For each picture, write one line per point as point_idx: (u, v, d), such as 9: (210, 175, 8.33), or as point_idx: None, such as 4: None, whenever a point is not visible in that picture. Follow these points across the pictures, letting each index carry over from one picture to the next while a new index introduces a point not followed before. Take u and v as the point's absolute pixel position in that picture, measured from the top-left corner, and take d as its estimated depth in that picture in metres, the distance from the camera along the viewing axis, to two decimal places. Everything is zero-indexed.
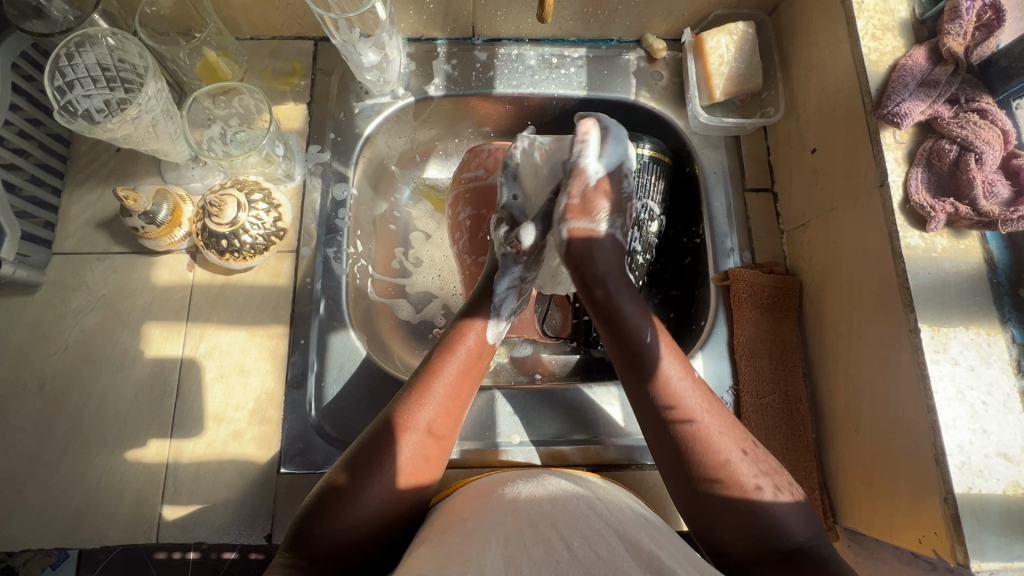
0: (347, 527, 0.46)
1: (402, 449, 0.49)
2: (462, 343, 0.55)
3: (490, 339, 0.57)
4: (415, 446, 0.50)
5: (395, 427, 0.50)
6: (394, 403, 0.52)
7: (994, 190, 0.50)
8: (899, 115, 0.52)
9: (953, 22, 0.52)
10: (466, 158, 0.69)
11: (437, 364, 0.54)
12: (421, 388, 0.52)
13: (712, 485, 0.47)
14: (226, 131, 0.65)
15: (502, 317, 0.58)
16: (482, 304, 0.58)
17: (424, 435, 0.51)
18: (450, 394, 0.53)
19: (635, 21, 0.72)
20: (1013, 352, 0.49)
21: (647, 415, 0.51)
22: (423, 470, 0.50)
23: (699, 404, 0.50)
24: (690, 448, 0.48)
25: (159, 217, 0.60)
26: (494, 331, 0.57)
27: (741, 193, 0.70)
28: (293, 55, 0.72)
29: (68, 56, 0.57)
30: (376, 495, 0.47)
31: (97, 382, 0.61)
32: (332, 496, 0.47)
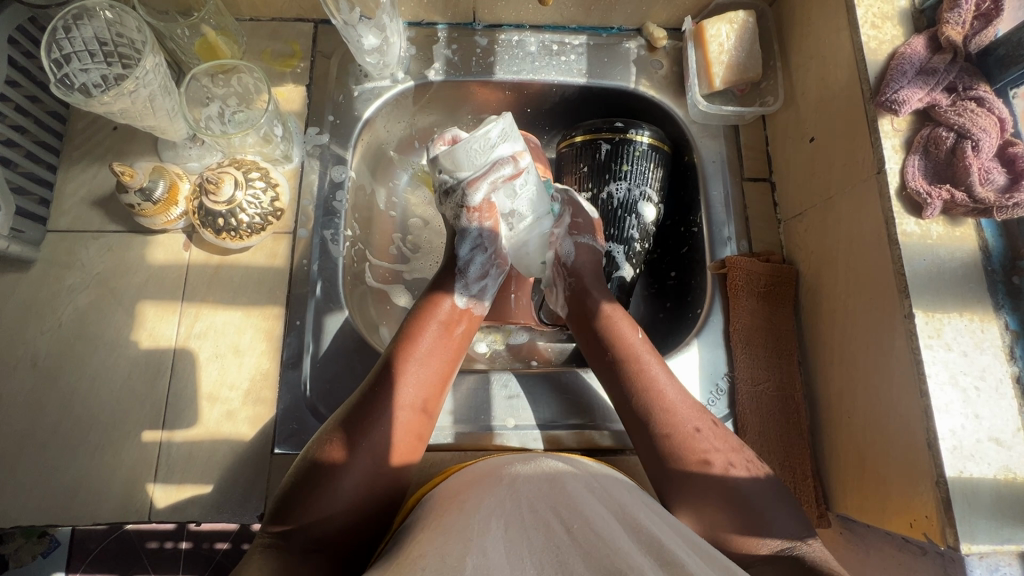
0: (338, 501, 0.46)
1: (391, 416, 0.51)
2: (437, 315, 0.57)
3: (456, 305, 0.59)
4: (403, 411, 0.51)
5: (379, 398, 0.51)
6: (379, 370, 0.53)
7: (990, 177, 0.50)
8: (897, 102, 0.52)
9: (952, 11, 0.53)
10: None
11: (427, 331, 0.56)
12: (406, 354, 0.54)
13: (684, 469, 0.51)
14: (224, 110, 0.65)
15: (470, 280, 0.60)
16: (450, 270, 0.60)
17: (415, 400, 0.52)
18: (432, 359, 0.55)
19: (635, 9, 0.72)
20: (1006, 339, 0.49)
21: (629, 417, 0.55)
22: (410, 439, 0.51)
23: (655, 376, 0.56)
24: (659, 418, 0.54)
25: (155, 195, 0.59)
26: (462, 296, 0.59)
27: (739, 183, 0.70)
28: (293, 37, 0.72)
29: (65, 28, 0.56)
30: (364, 466, 0.48)
31: (91, 361, 0.61)
32: (328, 470, 0.47)
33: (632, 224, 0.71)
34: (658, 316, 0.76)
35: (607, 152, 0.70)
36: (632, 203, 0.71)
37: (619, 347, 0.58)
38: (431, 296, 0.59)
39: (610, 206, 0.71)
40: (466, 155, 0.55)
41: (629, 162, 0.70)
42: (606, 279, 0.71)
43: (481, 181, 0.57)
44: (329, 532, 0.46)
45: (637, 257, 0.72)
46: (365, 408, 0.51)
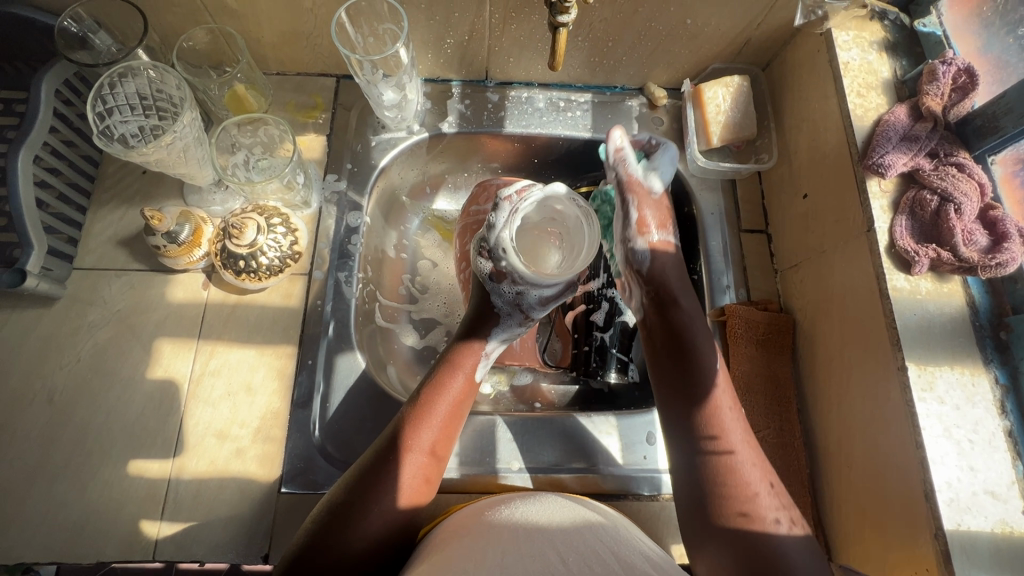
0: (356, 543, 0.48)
1: (400, 470, 0.51)
2: (463, 365, 0.59)
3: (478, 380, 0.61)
4: (411, 465, 0.52)
5: (397, 444, 0.52)
6: (400, 418, 0.55)
7: (973, 239, 0.53)
8: (884, 166, 0.56)
9: (931, 84, 0.57)
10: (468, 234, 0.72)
11: (442, 390, 0.57)
12: (429, 403, 0.55)
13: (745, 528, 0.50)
14: (249, 158, 0.69)
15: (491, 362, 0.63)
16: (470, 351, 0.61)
17: (427, 450, 0.53)
18: (443, 419, 0.55)
19: (638, 71, 0.76)
20: (996, 392, 0.51)
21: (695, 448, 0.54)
22: (418, 489, 0.52)
23: (738, 436, 0.54)
24: (729, 469, 0.52)
25: (180, 238, 0.62)
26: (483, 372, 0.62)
27: (737, 234, 0.74)
28: (316, 91, 0.77)
29: (110, 85, 0.60)
30: (384, 509, 0.49)
31: (107, 396, 0.62)
32: (336, 518, 0.48)
33: None
34: None
35: None
36: None
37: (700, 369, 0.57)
38: (445, 353, 0.61)
39: None
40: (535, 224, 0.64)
41: None
42: (609, 324, 0.73)
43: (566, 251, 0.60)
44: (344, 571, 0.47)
45: None
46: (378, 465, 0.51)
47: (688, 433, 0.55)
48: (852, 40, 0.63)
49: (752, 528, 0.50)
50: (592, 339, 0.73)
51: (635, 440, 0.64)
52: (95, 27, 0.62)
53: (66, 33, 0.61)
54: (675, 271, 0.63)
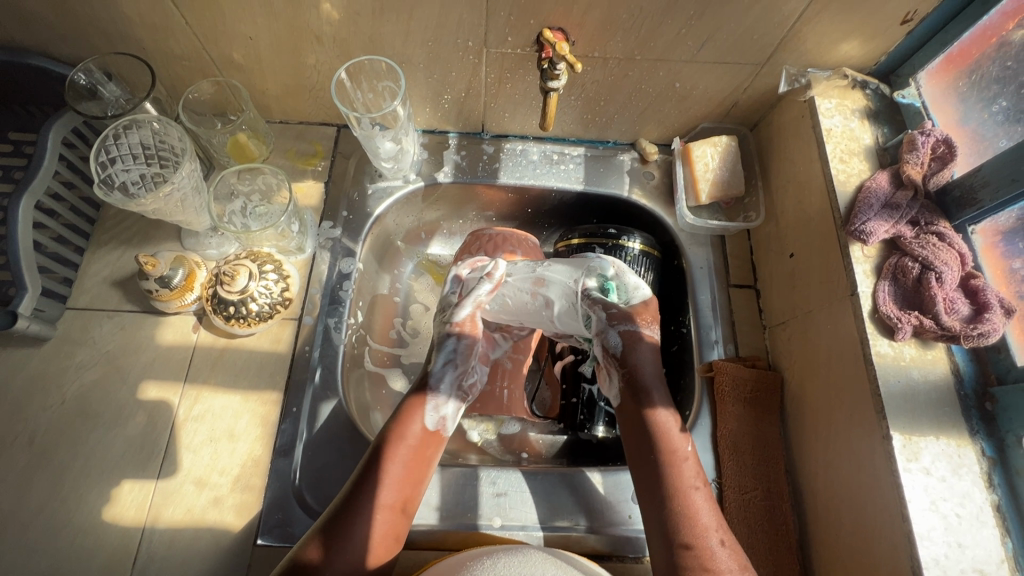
0: None
1: (367, 520, 0.51)
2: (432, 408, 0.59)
3: (427, 426, 0.58)
4: (383, 523, 0.52)
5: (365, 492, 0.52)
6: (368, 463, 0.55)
7: (955, 307, 0.53)
8: (866, 232, 0.57)
9: (912, 153, 0.59)
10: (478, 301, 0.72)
11: (410, 436, 0.56)
12: (397, 449, 0.55)
13: None
14: (247, 206, 0.71)
15: (440, 402, 0.60)
16: (420, 396, 0.60)
17: (395, 500, 0.53)
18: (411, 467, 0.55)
19: (629, 128, 0.78)
20: (983, 464, 0.51)
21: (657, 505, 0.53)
22: (385, 542, 0.51)
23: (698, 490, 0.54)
24: (682, 526, 0.51)
25: (173, 282, 0.63)
26: (431, 417, 0.58)
27: (725, 288, 0.74)
28: (317, 139, 0.79)
29: (115, 136, 0.63)
30: (347, 562, 0.49)
31: (89, 439, 0.62)
32: (298, 571, 0.47)
33: None
34: None
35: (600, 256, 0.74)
36: None
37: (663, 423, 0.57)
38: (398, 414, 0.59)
39: None
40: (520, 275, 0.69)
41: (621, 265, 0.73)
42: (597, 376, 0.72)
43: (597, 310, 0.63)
44: None
45: None
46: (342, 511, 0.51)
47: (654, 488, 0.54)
48: (834, 107, 0.66)
49: None
50: (581, 391, 0.72)
51: (621, 498, 0.63)
52: (104, 78, 0.65)
53: (76, 84, 0.64)
54: (649, 357, 0.61)
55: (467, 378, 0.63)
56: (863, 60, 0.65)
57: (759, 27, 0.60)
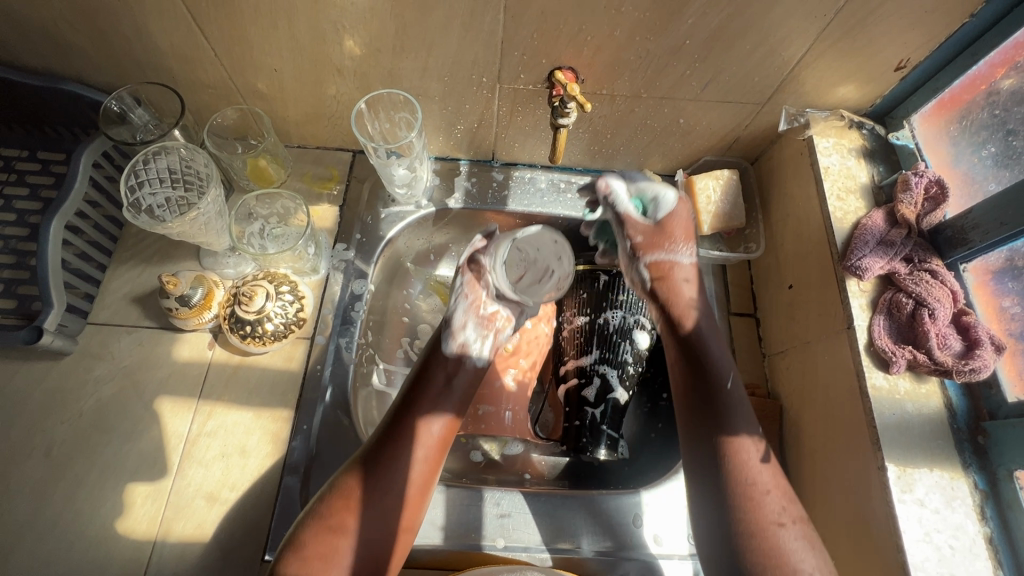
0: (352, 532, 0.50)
1: (401, 456, 0.54)
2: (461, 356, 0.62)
3: (448, 352, 0.62)
4: (415, 460, 0.55)
5: (399, 433, 0.55)
6: (397, 408, 0.58)
7: (947, 343, 0.55)
8: (861, 268, 0.59)
9: (905, 193, 0.61)
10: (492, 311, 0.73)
11: (435, 381, 0.60)
12: (425, 394, 0.58)
13: (754, 530, 0.48)
14: (265, 228, 0.73)
15: (456, 329, 0.63)
16: (441, 327, 0.65)
17: (429, 441, 0.56)
18: (408, 476, 0.54)
19: (635, 159, 0.81)
20: (975, 497, 0.52)
21: (705, 440, 0.54)
22: (418, 480, 0.54)
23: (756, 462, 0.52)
24: (729, 461, 0.52)
25: (192, 301, 0.65)
26: (452, 342, 0.63)
27: (726, 316, 0.76)
28: (333, 164, 0.82)
29: (144, 161, 0.65)
30: (381, 497, 0.52)
31: (103, 453, 0.64)
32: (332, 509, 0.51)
33: (626, 348, 0.75)
34: (650, 437, 0.78)
35: (604, 283, 0.77)
36: (627, 329, 0.75)
37: (714, 363, 0.57)
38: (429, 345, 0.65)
39: (606, 331, 0.75)
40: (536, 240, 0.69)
41: (624, 292, 0.76)
42: (600, 400, 0.73)
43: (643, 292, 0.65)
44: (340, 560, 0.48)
45: (630, 380, 0.75)
46: (338, 525, 0.50)
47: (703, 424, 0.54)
48: (832, 146, 0.68)
49: (755, 530, 0.48)
50: (584, 414, 0.74)
51: (621, 522, 0.64)
52: (134, 104, 0.68)
53: (108, 110, 0.67)
54: (686, 288, 0.62)
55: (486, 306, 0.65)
56: (859, 102, 0.68)
57: (760, 70, 0.63)
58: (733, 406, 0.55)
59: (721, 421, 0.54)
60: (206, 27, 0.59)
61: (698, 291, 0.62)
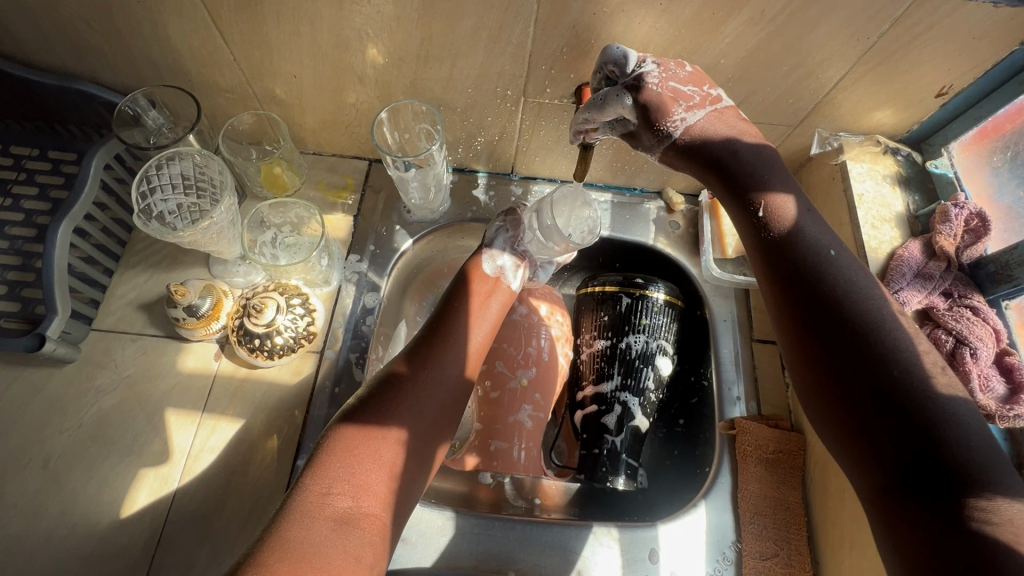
0: (388, 450, 0.52)
1: (429, 381, 0.57)
2: (489, 283, 0.65)
3: (486, 272, 0.65)
4: (445, 387, 0.57)
5: (426, 360, 0.58)
6: (422, 336, 0.61)
7: (990, 385, 0.52)
8: (898, 302, 0.57)
9: (944, 224, 0.59)
10: (504, 335, 0.72)
11: (461, 310, 0.62)
12: (453, 320, 0.61)
13: (905, 410, 0.40)
14: (278, 236, 0.71)
15: (495, 252, 0.66)
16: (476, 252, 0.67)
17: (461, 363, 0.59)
18: (442, 400, 0.57)
19: (658, 178, 0.79)
20: None
21: (816, 322, 0.45)
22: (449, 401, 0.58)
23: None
24: (848, 339, 0.44)
25: (200, 311, 0.64)
26: (490, 264, 0.66)
27: (749, 343, 0.74)
28: (349, 172, 0.80)
29: (157, 167, 0.64)
30: (412, 418, 0.54)
31: (102, 466, 0.61)
32: (357, 434, 0.52)
33: (648, 374, 0.73)
34: (664, 464, 0.76)
35: (626, 306, 0.73)
36: (650, 355, 0.73)
37: (807, 239, 0.49)
38: (464, 266, 0.67)
39: (628, 356, 0.72)
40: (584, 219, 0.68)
41: (647, 316, 0.73)
42: (620, 428, 0.71)
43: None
44: (374, 484, 0.50)
45: (651, 407, 0.73)
46: (374, 446, 0.51)
47: (804, 303, 0.46)
48: (866, 172, 0.66)
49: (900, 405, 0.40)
50: (603, 442, 0.71)
51: (637, 557, 0.62)
52: (149, 107, 0.66)
53: (122, 112, 0.65)
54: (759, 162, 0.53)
55: (520, 243, 0.68)
56: (896, 128, 0.66)
57: (794, 92, 0.61)
58: (918, 386, 0.41)
59: (829, 295, 0.46)
60: (226, 30, 0.58)
61: (765, 158, 0.54)
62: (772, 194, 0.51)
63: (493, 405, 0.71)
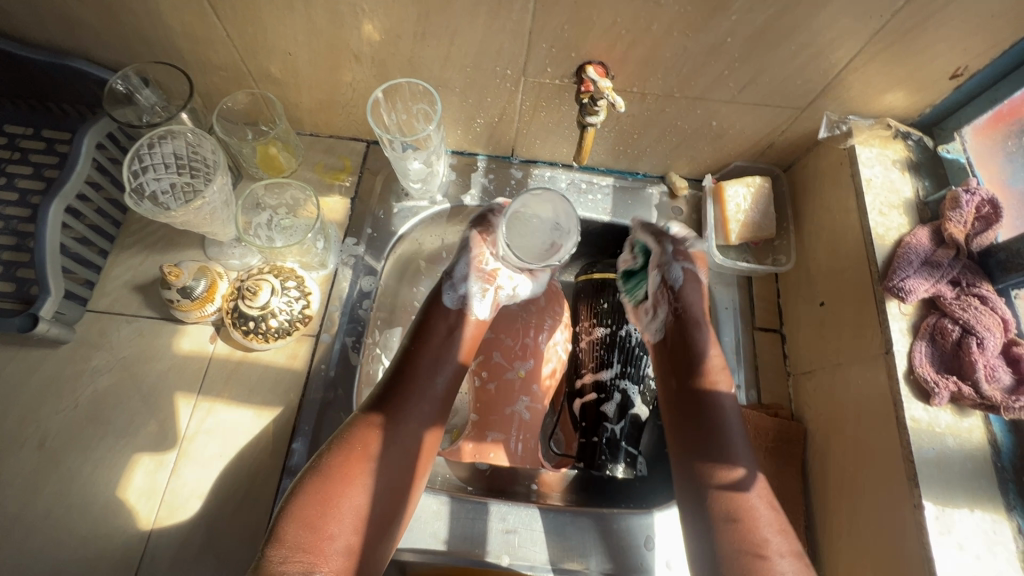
0: (362, 488, 0.52)
1: (403, 417, 0.57)
2: (455, 317, 0.65)
3: (450, 305, 0.65)
4: (420, 421, 0.58)
5: (400, 395, 0.58)
6: (395, 369, 0.61)
7: (996, 375, 0.51)
8: (904, 290, 0.55)
9: (954, 211, 0.57)
10: (503, 327, 0.73)
11: (431, 343, 0.62)
12: (422, 354, 0.61)
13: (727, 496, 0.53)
14: (273, 218, 0.70)
15: (457, 282, 0.66)
16: (441, 281, 0.68)
17: (438, 399, 0.60)
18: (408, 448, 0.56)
19: (661, 162, 0.77)
20: (1019, 542, 0.49)
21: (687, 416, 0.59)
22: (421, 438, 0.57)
23: (766, 518, 0.52)
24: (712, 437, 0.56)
25: (195, 292, 0.63)
26: (451, 295, 0.66)
27: (750, 330, 0.73)
28: (346, 154, 0.78)
29: (149, 145, 0.63)
30: (387, 455, 0.54)
31: (98, 446, 0.61)
32: (329, 470, 0.52)
33: (648, 362, 0.73)
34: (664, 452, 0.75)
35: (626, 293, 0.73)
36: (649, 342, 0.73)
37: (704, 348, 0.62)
38: (428, 300, 0.67)
39: (628, 344, 0.73)
40: (568, 221, 0.66)
41: None
42: (620, 416, 0.71)
43: (655, 308, 0.67)
44: (344, 522, 0.50)
45: (651, 395, 0.74)
46: (352, 481, 0.52)
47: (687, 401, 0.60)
48: (875, 156, 0.64)
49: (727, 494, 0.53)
50: (603, 431, 0.71)
51: (633, 545, 0.61)
52: (141, 85, 0.65)
53: (114, 89, 0.64)
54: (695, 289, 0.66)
55: (486, 265, 0.67)
56: (907, 111, 0.64)
57: (803, 73, 0.59)
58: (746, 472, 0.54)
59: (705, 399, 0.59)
60: (217, 5, 0.56)
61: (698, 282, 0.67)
62: (693, 310, 0.65)
63: (491, 396, 0.72)
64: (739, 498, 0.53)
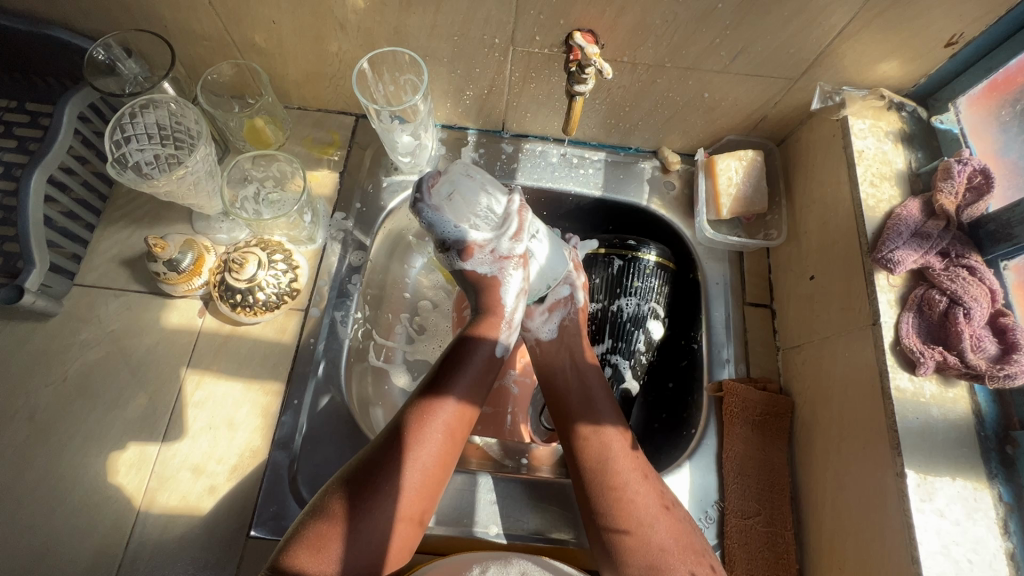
0: (354, 530, 0.49)
1: (411, 462, 0.52)
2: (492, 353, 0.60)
3: (500, 355, 0.60)
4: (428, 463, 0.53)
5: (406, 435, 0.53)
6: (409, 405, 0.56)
7: (982, 345, 0.51)
8: (893, 261, 0.55)
9: (946, 181, 0.56)
10: None
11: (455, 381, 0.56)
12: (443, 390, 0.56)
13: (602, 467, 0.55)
14: (260, 191, 0.69)
15: (512, 330, 0.62)
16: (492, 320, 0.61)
17: (448, 438, 0.54)
18: (425, 476, 0.52)
19: (653, 136, 0.76)
20: (1000, 510, 0.49)
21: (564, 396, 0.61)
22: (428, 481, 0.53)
23: (635, 474, 0.55)
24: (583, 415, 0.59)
25: (181, 266, 0.63)
26: (507, 345, 0.61)
27: (741, 306, 0.73)
28: (335, 128, 0.77)
29: (131, 115, 0.63)
30: (382, 499, 0.50)
31: (87, 418, 0.62)
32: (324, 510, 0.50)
33: (640, 337, 0.72)
34: (653, 427, 0.76)
35: (618, 268, 0.73)
36: (641, 318, 0.72)
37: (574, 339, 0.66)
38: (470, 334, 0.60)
39: (619, 320, 0.72)
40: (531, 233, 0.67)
41: (639, 279, 0.72)
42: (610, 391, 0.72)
43: (550, 311, 0.68)
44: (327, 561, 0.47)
45: (641, 370, 0.73)
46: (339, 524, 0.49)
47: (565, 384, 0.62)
48: (868, 128, 0.64)
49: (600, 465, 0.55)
50: None
51: None
52: (124, 55, 0.64)
53: (95, 59, 0.63)
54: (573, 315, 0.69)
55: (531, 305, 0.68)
56: (902, 81, 0.63)
57: (796, 41, 0.58)
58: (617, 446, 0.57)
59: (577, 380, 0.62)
60: None
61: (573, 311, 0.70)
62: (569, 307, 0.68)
63: None
64: (612, 468, 0.55)
